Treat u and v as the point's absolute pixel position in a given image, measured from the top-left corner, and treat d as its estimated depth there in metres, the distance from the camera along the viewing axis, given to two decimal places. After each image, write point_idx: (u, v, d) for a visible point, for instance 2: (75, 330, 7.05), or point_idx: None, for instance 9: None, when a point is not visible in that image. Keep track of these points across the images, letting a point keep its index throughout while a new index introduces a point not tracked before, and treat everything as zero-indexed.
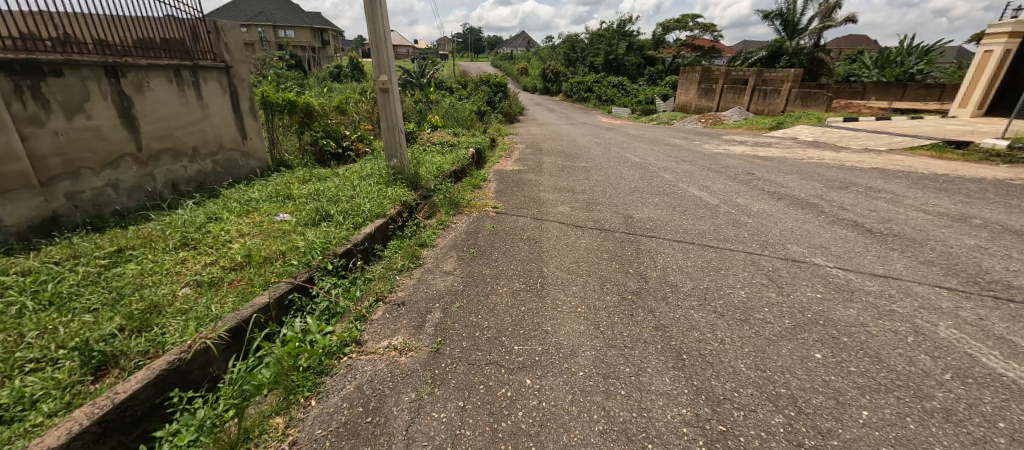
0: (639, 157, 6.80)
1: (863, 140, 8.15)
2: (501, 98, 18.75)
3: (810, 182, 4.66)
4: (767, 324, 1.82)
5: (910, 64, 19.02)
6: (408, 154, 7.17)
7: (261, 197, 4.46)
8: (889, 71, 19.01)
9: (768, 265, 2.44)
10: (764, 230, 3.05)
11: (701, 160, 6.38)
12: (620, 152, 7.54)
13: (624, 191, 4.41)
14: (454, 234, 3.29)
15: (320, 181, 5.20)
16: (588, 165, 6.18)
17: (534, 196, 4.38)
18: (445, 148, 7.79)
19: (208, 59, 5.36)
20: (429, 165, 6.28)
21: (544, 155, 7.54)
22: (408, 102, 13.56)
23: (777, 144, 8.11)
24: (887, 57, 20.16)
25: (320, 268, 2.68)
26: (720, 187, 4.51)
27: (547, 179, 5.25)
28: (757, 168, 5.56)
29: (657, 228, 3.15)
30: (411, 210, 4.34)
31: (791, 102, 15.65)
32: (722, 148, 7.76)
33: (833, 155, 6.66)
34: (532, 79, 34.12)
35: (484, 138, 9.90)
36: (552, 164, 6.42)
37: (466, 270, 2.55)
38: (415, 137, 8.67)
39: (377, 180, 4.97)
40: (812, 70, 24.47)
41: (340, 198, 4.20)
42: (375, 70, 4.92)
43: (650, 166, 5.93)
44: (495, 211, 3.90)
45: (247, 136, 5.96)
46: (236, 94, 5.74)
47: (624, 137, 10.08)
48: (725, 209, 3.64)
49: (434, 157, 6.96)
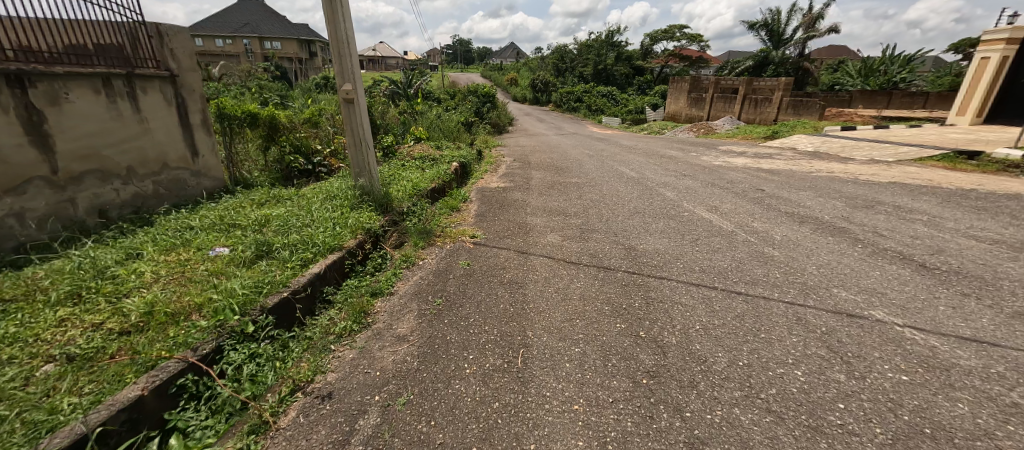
0: (635, 171, 6.29)
1: (867, 150, 7.75)
2: (490, 108, 18.30)
3: (829, 200, 4.16)
4: (850, 439, 1.25)
5: (897, 72, 18.97)
6: (384, 170, 6.57)
7: (199, 226, 3.81)
8: (874, 80, 18.99)
9: (819, 323, 1.86)
10: (797, 268, 2.49)
11: (702, 173, 5.89)
12: (614, 165, 7.03)
13: (622, 214, 3.85)
14: (420, 276, 2.67)
15: (277, 204, 4.55)
16: (581, 181, 5.63)
17: (520, 222, 3.79)
18: (425, 163, 7.18)
19: (151, 67, 4.75)
20: (405, 183, 5.67)
21: (533, 169, 6.99)
22: (391, 113, 13.02)
23: (779, 155, 7.66)
24: (871, 66, 20.06)
25: (234, 332, 2.05)
26: (729, 207, 3.99)
27: (534, 199, 4.68)
28: (765, 183, 5.06)
29: (666, 266, 2.58)
30: (377, 240, 3.71)
31: (782, 110, 15.41)
32: (721, 160, 7.29)
33: (842, 167, 6.20)
34: (522, 89, 33.88)
35: (470, 150, 9.34)
36: (541, 180, 5.85)
37: (425, 334, 1.94)
38: (395, 151, 8.06)
39: (341, 204, 4.34)
40: (800, 79, 24.46)
41: (291, 227, 3.56)
42: (337, 78, 4.31)
43: (648, 182, 5.42)
44: (473, 241, 3.30)
45: (199, 153, 5.32)
46: (185, 106, 5.11)
47: (617, 148, 9.61)
48: (741, 237, 3.10)
49: (412, 174, 6.34)
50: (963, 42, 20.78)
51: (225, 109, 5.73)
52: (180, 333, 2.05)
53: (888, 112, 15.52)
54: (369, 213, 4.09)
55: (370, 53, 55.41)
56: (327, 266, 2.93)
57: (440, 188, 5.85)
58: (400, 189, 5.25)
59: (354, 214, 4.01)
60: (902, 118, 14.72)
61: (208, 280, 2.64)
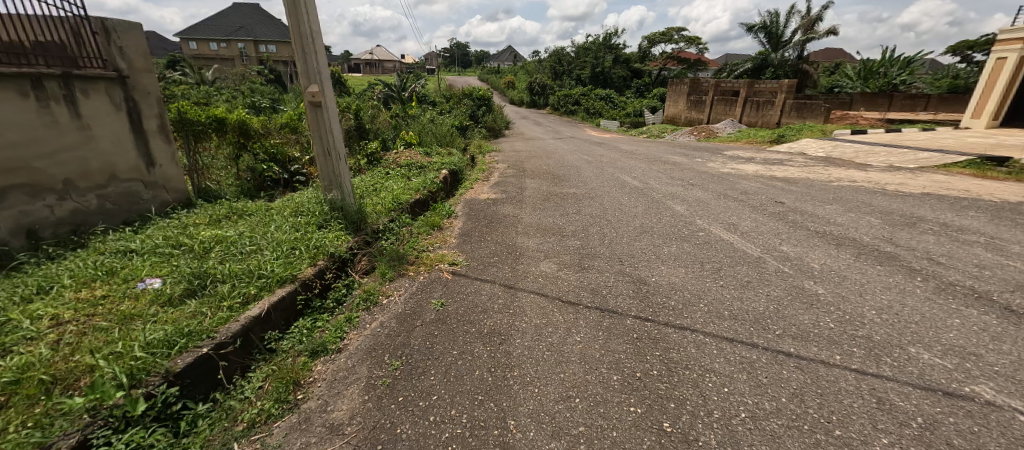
0: (637, 180, 5.79)
1: (884, 155, 7.27)
2: (485, 111, 17.82)
3: (861, 216, 3.66)
4: None
5: (896, 74, 18.62)
6: (365, 179, 6.05)
7: (139, 250, 3.31)
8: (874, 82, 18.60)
9: (912, 411, 1.37)
10: (854, 313, 1.98)
11: (711, 182, 5.41)
12: (616, 173, 6.53)
13: (627, 234, 3.34)
14: (380, 322, 2.14)
15: (237, 222, 4.04)
16: (579, 192, 5.12)
17: (508, 244, 3.26)
18: (412, 171, 6.65)
19: (98, 67, 4.25)
20: (386, 195, 5.15)
21: (527, 178, 6.48)
22: (381, 117, 12.53)
23: (790, 162, 7.17)
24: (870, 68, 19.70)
25: (113, 417, 1.55)
26: (750, 225, 3.48)
27: (527, 214, 4.16)
28: (783, 195, 4.56)
29: (687, 310, 2.06)
30: (342, 267, 3.20)
31: (785, 113, 14.96)
32: (729, 167, 6.79)
33: (862, 174, 5.71)
34: (519, 92, 33.46)
35: (462, 157, 8.82)
36: (535, 191, 5.34)
37: (366, 426, 1.43)
38: (380, 158, 7.53)
39: (307, 221, 3.83)
40: (799, 82, 24.13)
41: (241, 251, 3.05)
42: (302, 79, 3.79)
43: (652, 192, 4.92)
44: (453, 270, 2.78)
45: (156, 163, 4.80)
46: (139, 111, 4.60)
47: (617, 154, 9.13)
48: (772, 266, 2.59)
49: (396, 184, 5.82)
50: (965, 43, 20.46)
51: (186, 114, 5.20)
52: (43, 415, 1.54)
53: (894, 115, 15.09)
54: (337, 233, 3.57)
55: (366, 56, 54.99)
56: (271, 305, 2.43)
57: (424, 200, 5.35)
58: (378, 202, 4.75)
59: (319, 234, 3.49)
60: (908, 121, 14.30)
61: (116, 328, 2.13)
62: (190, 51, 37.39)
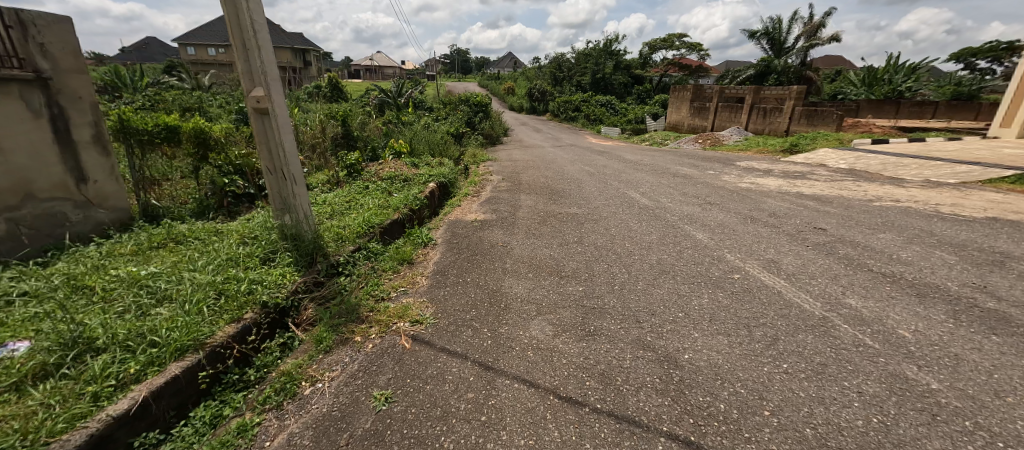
0: (647, 197, 5.10)
1: (915, 168, 6.59)
2: (483, 117, 17.15)
3: (926, 250, 2.98)
4: None
5: (901, 81, 18.02)
6: (340, 196, 5.39)
7: (28, 291, 2.63)
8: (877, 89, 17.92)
9: None
10: (1006, 437, 1.30)
11: (731, 201, 4.74)
12: (622, 188, 5.85)
13: (642, 276, 2.64)
14: (287, 436, 1.46)
15: (170, 252, 3.35)
16: (580, 212, 4.44)
17: (490, 288, 2.57)
18: (394, 185, 5.98)
19: (14, 67, 3.59)
20: (357, 216, 4.48)
21: (522, 194, 5.79)
22: (371, 124, 11.90)
23: (813, 175, 6.50)
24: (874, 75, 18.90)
25: None
26: (796, 263, 2.78)
27: (517, 243, 3.48)
28: (822, 219, 3.87)
29: (747, 425, 1.37)
30: (280, 317, 2.53)
31: (793, 121, 14.26)
32: (747, 181, 6.12)
33: (901, 191, 5.02)
34: (519, 98, 32.93)
35: (453, 167, 8.16)
36: (528, 212, 4.64)
37: None
38: (361, 170, 6.86)
39: (250, 253, 3.16)
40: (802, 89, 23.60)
41: (145, 302, 2.36)
42: (245, 82, 3.11)
43: (666, 214, 4.24)
44: (413, 333, 2.09)
45: (89, 178, 4.12)
46: (66, 119, 3.94)
47: (621, 164, 8.48)
48: (848, 334, 1.89)
49: (372, 201, 5.15)
50: (970, 51, 19.96)
51: (129, 122, 4.48)
52: None
53: (907, 122, 14.46)
54: (282, 272, 2.89)
55: (366, 62, 54.57)
56: (152, 394, 1.75)
57: (402, 220, 4.68)
58: (346, 226, 4.08)
59: (259, 272, 2.83)
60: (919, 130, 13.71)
61: None
62: (188, 56, 36.99)
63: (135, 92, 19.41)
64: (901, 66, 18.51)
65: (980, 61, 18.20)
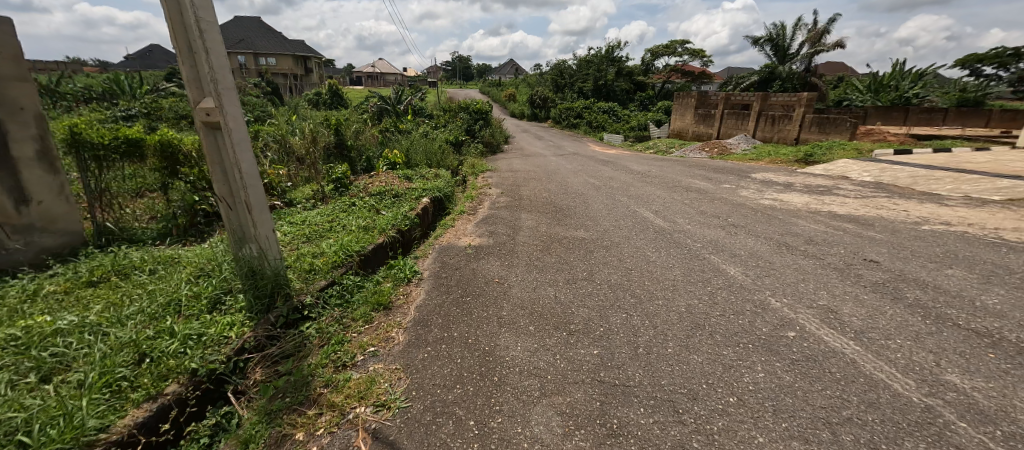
0: (662, 218, 4.57)
1: (949, 182, 6.05)
2: (483, 125, 16.66)
3: (1012, 294, 2.45)
4: None
5: (908, 87, 17.55)
6: (323, 216, 4.89)
7: None
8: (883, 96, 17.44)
9: None
10: None
11: (757, 223, 4.23)
12: (632, 205, 5.32)
13: (672, 332, 2.11)
14: None
15: (106, 291, 2.85)
16: (588, 236, 3.93)
17: (480, 349, 2.05)
18: (383, 202, 5.48)
19: None
20: (335, 241, 3.97)
21: (522, 212, 5.27)
22: (366, 132, 11.46)
23: (839, 190, 5.97)
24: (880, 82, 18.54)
25: None
26: (862, 314, 2.24)
27: (515, 279, 2.95)
28: (870, 248, 3.33)
29: None
30: (217, 386, 2.02)
31: (803, 129, 13.77)
32: (768, 197, 5.59)
33: (947, 211, 4.48)
34: (520, 105, 32.53)
35: (449, 179, 7.67)
36: (527, 235, 4.11)
37: None
38: (349, 184, 6.36)
39: (199, 294, 2.66)
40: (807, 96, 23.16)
41: (41, 372, 1.86)
42: (194, 92, 2.63)
43: (686, 240, 3.71)
44: (375, 425, 1.59)
45: (33, 198, 3.64)
46: (3, 132, 3.47)
47: (627, 176, 7.97)
48: (974, 443, 1.37)
49: (356, 222, 4.65)
50: (976, 57, 19.55)
51: (84, 135, 4.01)
52: None
53: (919, 129, 13.99)
54: (230, 321, 2.39)
55: (367, 69, 54.41)
56: None
57: (387, 245, 4.17)
58: (321, 255, 3.57)
59: (201, 324, 2.33)
60: (931, 138, 13.23)
61: None
62: None
63: (130, 99, 19.06)
64: (907, 73, 18.09)
65: (983, 67, 17.86)
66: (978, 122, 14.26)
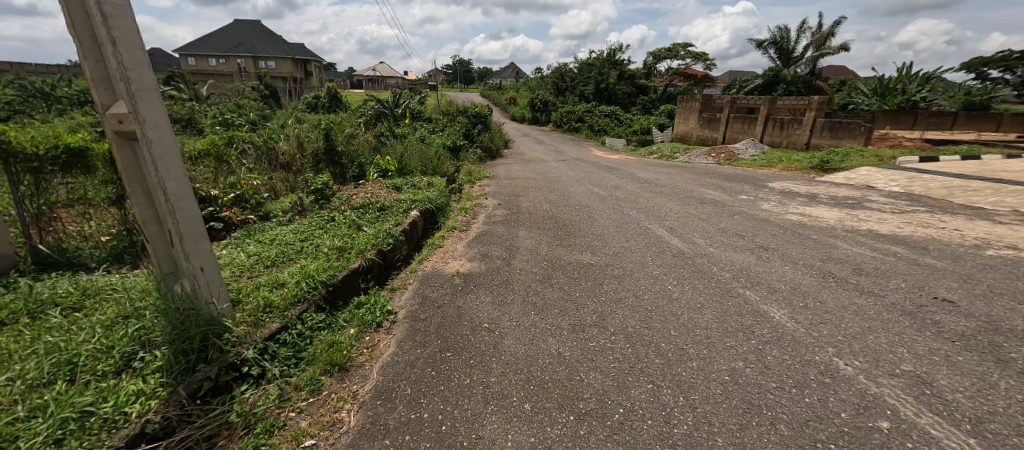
0: (678, 237, 4.03)
1: (990, 194, 5.50)
2: (482, 129, 16.15)
3: None
4: None
5: (916, 91, 17.03)
6: (296, 235, 4.35)
7: None
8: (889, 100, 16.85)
9: None
10: None
11: (789, 245, 3.69)
12: (642, 220, 4.78)
13: (720, 421, 1.55)
14: None
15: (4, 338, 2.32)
16: (596, 262, 3.38)
17: (455, 446, 1.51)
18: (366, 217, 4.93)
19: None
20: (304, 267, 3.44)
21: (520, 228, 4.72)
22: (358, 138, 10.94)
23: (869, 203, 5.41)
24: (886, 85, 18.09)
25: None
26: (967, 390, 1.69)
27: (510, 323, 2.40)
28: (936, 282, 2.77)
29: None
30: None
31: (814, 134, 13.20)
32: (793, 211, 5.04)
33: (1005, 231, 3.92)
34: (520, 108, 32.08)
35: (442, 187, 7.12)
36: (525, 260, 3.56)
37: None
38: (332, 195, 5.83)
39: (110, 347, 2.12)
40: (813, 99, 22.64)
41: None
42: (102, 93, 2.09)
43: (710, 268, 3.16)
44: None
45: None
46: None
47: (634, 185, 7.44)
48: None
49: (332, 241, 4.11)
50: (983, 60, 19.04)
51: (14, 144, 3.47)
52: None
53: (933, 133, 13.44)
54: (136, 391, 1.85)
55: (367, 72, 54.02)
56: None
57: (364, 269, 3.65)
58: (283, 286, 3.03)
59: (93, 396, 1.79)
60: (943, 143, 12.70)
61: None
62: (189, 67, 36.57)
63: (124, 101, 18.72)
64: (913, 76, 17.60)
65: (990, 71, 17.35)
66: (988, 127, 13.76)
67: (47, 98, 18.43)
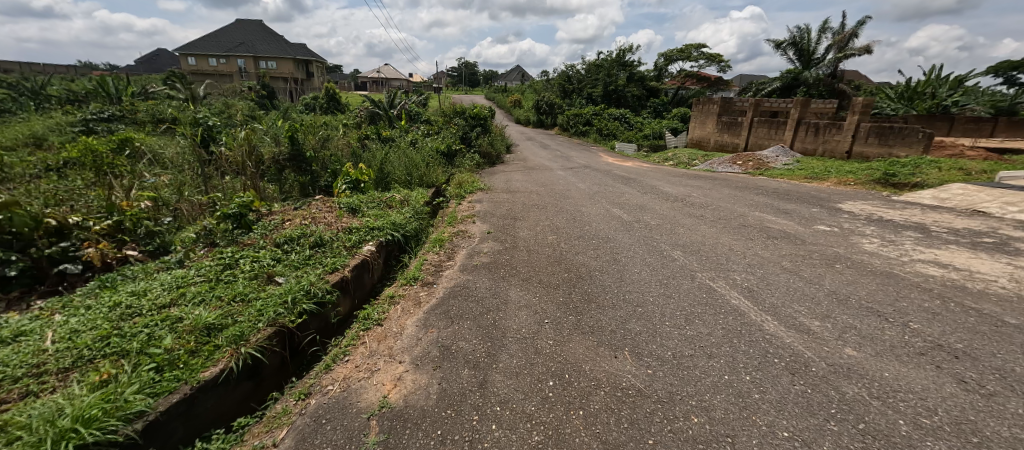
0: (773, 316, 2.40)
1: None
2: (481, 132, 14.61)
3: None
4: None
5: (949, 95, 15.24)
6: (159, 295, 2.80)
7: None
8: (925, 104, 14.90)
9: None
10: None
11: (982, 343, 2.08)
12: (697, 271, 3.15)
13: None
14: None
15: None
16: (644, 390, 1.76)
17: None
18: (286, 260, 3.37)
19: None
20: (105, 389, 1.88)
21: (509, 282, 3.11)
22: (334, 140, 9.46)
23: (1018, 242, 3.75)
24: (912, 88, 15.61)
25: None
26: None
27: None
28: None
29: None
30: None
31: (857, 140, 11.45)
32: (917, 255, 3.41)
33: None
34: (524, 111, 30.64)
35: (417, 204, 5.56)
36: (513, 369, 1.95)
37: None
38: (258, 222, 4.27)
39: None
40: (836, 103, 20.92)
41: None
42: None
43: (892, 423, 1.54)
44: None
45: None
46: None
47: (663, 204, 5.86)
48: None
49: (203, 313, 2.53)
50: (1013, 63, 17.06)
51: None
52: None
53: (985, 140, 11.64)
54: None
55: (369, 74, 52.93)
56: None
57: (242, 371, 2.19)
58: None
59: None
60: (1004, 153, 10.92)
61: None
62: (188, 67, 35.54)
63: (108, 98, 17.48)
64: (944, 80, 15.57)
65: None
66: None
67: (34, 97, 17.53)
